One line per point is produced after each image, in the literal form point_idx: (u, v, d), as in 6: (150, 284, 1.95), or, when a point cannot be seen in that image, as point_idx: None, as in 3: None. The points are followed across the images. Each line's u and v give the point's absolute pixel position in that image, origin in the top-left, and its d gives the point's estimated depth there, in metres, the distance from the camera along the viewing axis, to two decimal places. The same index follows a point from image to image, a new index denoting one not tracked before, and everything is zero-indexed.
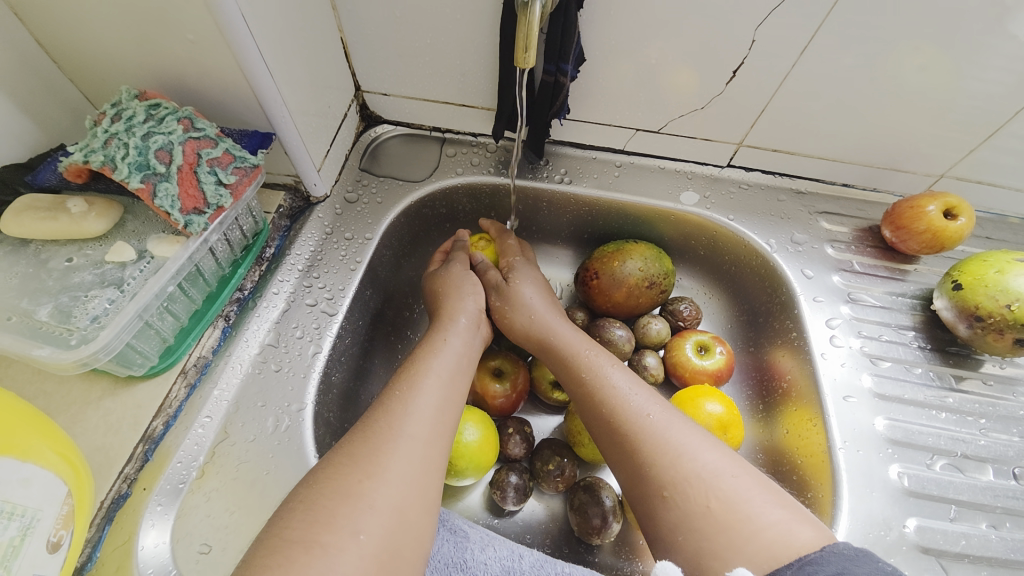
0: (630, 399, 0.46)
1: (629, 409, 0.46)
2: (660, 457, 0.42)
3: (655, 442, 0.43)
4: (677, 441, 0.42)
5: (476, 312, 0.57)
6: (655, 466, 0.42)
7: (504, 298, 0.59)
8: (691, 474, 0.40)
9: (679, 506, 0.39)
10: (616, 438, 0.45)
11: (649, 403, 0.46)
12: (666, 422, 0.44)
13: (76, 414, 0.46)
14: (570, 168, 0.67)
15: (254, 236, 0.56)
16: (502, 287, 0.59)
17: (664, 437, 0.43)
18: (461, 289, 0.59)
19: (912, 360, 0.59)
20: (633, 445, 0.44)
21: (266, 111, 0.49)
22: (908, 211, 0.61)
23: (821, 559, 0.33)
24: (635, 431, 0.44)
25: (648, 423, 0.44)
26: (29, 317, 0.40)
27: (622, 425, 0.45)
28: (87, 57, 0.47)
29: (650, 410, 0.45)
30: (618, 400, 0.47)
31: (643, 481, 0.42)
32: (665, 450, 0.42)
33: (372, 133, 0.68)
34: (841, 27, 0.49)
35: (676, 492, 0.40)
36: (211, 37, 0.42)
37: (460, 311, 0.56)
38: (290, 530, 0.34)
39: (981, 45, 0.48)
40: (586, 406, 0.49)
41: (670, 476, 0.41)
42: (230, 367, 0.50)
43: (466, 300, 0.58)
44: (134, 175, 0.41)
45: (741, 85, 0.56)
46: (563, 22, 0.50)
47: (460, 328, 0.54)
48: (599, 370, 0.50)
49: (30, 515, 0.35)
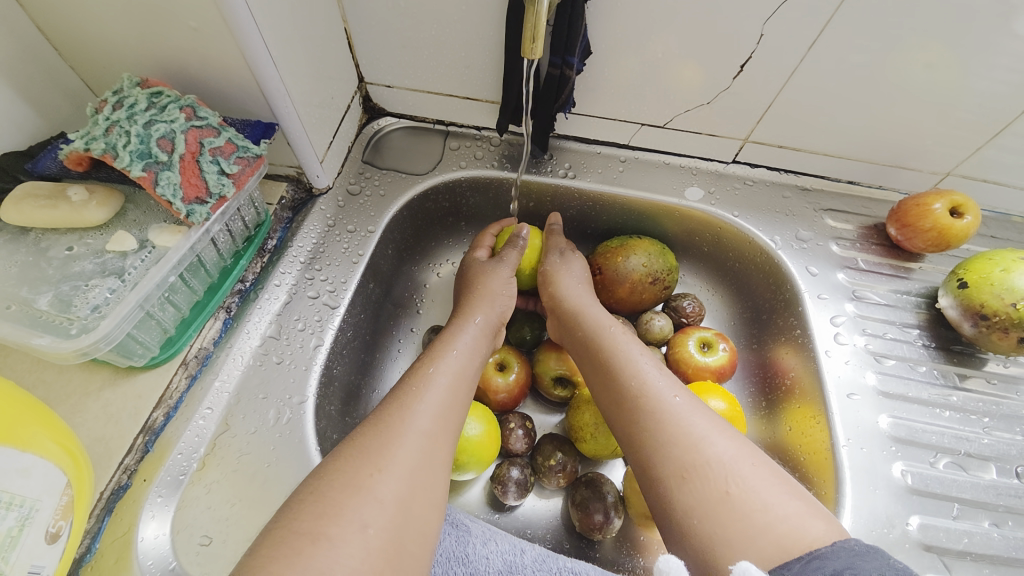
0: (655, 382, 0.46)
1: (653, 391, 0.46)
2: (681, 440, 0.41)
3: (678, 425, 0.42)
4: (699, 426, 0.42)
5: (497, 320, 0.57)
6: (675, 448, 0.41)
7: (562, 260, 0.61)
8: (712, 459, 0.40)
9: (698, 489, 0.39)
10: (634, 424, 0.45)
11: (672, 388, 0.46)
12: (686, 408, 0.44)
13: (76, 405, 0.45)
14: (574, 163, 0.67)
15: (256, 227, 0.55)
16: (566, 252, 0.62)
17: (686, 422, 0.42)
18: (486, 288, 0.58)
19: (916, 358, 0.59)
20: (651, 431, 0.43)
21: (269, 102, 0.49)
22: (914, 209, 0.60)
23: (830, 553, 0.33)
24: (658, 413, 0.44)
25: (671, 406, 0.44)
26: (29, 306, 0.40)
27: (645, 406, 0.45)
28: (88, 43, 0.46)
29: (674, 394, 0.45)
30: (643, 381, 0.47)
31: (659, 464, 0.41)
32: (687, 433, 0.42)
33: (375, 125, 0.68)
34: (849, 23, 0.48)
35: (695, 475, 0.39)
36: (214, 24, 0.42)
37: (478, 310, 0.56)
38: (292, 521, 0.34)
39: (990, 43, 0.48)
40: (606, 387, 0.49)
41: (689, 460, 0.40)
42: (231, 358, 0.50)
43: (492, 307, 0.57)
44: (136, 163, 0.41)
45: (747, 80, 0.55)
46: (570, 14, 0.49)
47: (476, 327, 0.54)
48: (625, 351, 0.50)
49: (29, 505, 0.35)
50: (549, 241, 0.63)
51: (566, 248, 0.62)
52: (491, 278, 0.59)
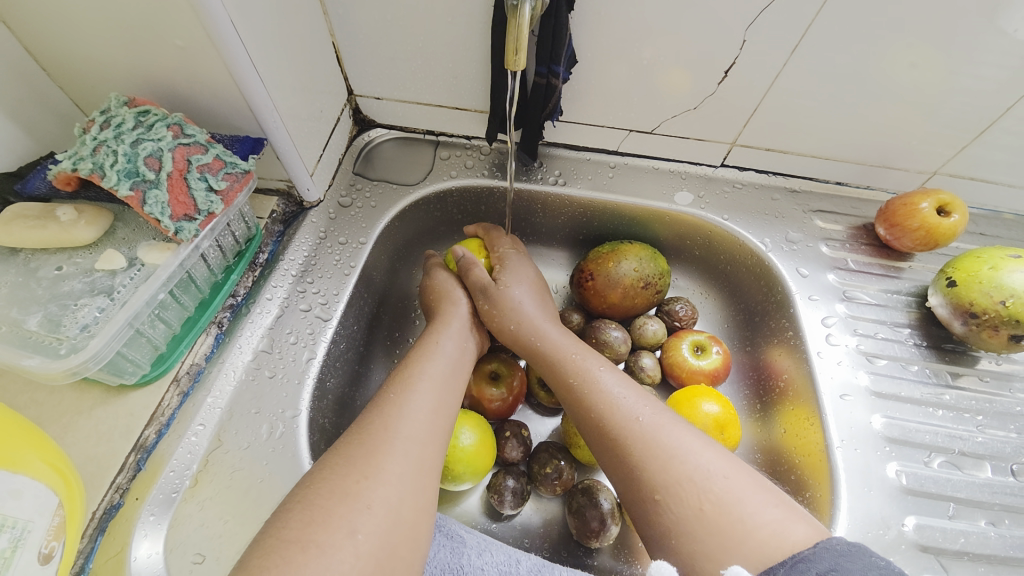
0: (620, 402, 0.46)
1: (618, 412, 0.45)
2: (651, 460, 0.41)
3: (646, 446, 0.42)
4: (670, 442, 0.42)
5: (469, 320, 0.57)
6: (646, 469, 0.41)
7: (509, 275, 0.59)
8: (683, 477, 0.40)
9: (672, 508, 0.39)
10: (607, 443, 0.45)
11: (639, 406, 0.45)
12: (656, 425, 0.43)
13: (68, 424, 0.45)
14: (564, 170, 0.67)
15: (246, 241, 0.55)
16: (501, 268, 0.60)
17: (656, 439, 0.42)
18: (454, 299, 0.59)
19: (908, 358, 0.59)
20: (624, 451, 0.43)
21: (256, 117, 0.49)
22: (902, 208, 0.61)
23: (813, 556, 0.33)
24: (627, 435, 0.44)
25: (638, 427, 0.44)
26: (18, 327, 0.40)
27: (612, 430, 0.45)
28: (77, 64, 0.46)
29: (640, 413, 0.45)
30: (607, 404, 0.46)
31: (635, 484, 0.42)
32: (655, 453, 0.42)
33: (365, 137, 0.68)
34: (831, 25, 0.49)
35: (668, 495, 0.39)
36: (199, 42, 0.42)
37: (454, 321, 0.56)
38: (285, 530, 0.34)
39: (972, 41, 0.48)
40: (575, 410, 0.49)
41: (660, 481, 0.40)
42: (223, 373, 0.50)
43: (461, 308, 0.58)
44: (123, 182, 0.41)
45: (732, 85, 0.56)
46: (553, 25, 0.50)
47: (452, 332, 0.55)
48: (588, 374, 0.50)
49: (22, 526, 0.35)
50: (471, 281, 0.59)
51: (489, 281, 0.58)
52: (450, 300, 0.59)
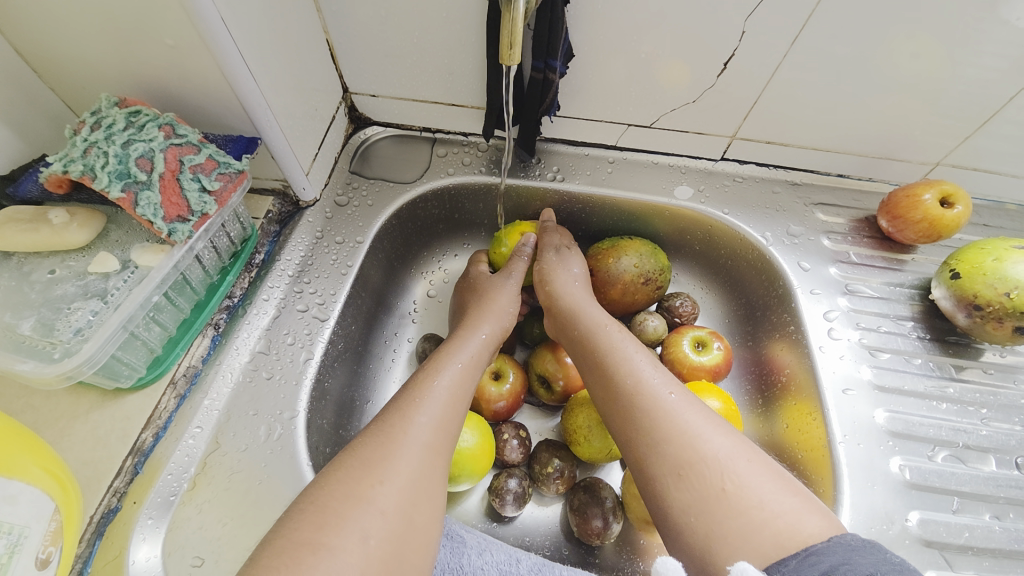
0: (650, 378, 0.46)
1: (648, 387, 0.45)
2: (676, 437, 0.41)
3: (672, 423, 0.42)
4: (694, 422, 0.42)
5: (501, 330, 0.56)
6: (671, 445, 0.41)
7: (559, 258, 0.60)
8: (708, 456, 0.39)
9: (694, 486, 0.38)
10: (631, 415, 0.44)
11: (668, 385, 0.45)
12: (683, 405, 0.43)
13: (63, 428, 0.45)
14: (562, 166, 0.67)
15: (242, 242, 0.55)
16: (562, 248, 0.61)
17: (682, 417, 0.42)
18: (494, 305, 0.58)
19: (911, 351, 0.58)
20: (648, 427, 0.43)
21: (250, 116, 0.48)
22: (904, 200, 0.60)
23: (825, 549, 0.33)
24: (653, 410, 0.43)
25: (667, 402, 0.43)
26: (11, 332, 0.40)
27: (640, 402, 0.44)
28: (67, 65, 0.46)
29: (669, 391, 0.45)
30: (637, 378, 0.46)
31: (657, 461, 0.41)
32: (681, 431, 0.41)
33: (361, 135, 0.68)
34: (830, 16, 0.48)
35: (692, 472, 0.39)
36: (190, 41, 0.42)
37: (485, 322, 0.56)
38: (295, 531, 0.34)
39: (975, 30, 0.48)
40: (600, 384, 0.48)
41: (685, 457, 0.40)
42: (221, 375, 0.50)
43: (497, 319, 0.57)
44: (114, 184, 0.41)
45: (732, 77, 0.55)
46: (550, 18, 0.49)
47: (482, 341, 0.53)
48: (619, 349, 0.49)
49: (18, 532, 0.34)
50: (543, 240, 0.62)
51: (562, 244, 0.62)
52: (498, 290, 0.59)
